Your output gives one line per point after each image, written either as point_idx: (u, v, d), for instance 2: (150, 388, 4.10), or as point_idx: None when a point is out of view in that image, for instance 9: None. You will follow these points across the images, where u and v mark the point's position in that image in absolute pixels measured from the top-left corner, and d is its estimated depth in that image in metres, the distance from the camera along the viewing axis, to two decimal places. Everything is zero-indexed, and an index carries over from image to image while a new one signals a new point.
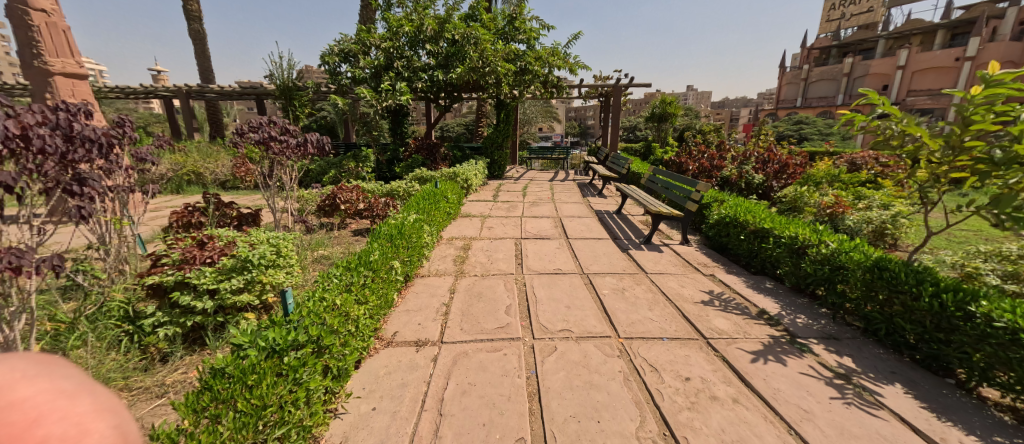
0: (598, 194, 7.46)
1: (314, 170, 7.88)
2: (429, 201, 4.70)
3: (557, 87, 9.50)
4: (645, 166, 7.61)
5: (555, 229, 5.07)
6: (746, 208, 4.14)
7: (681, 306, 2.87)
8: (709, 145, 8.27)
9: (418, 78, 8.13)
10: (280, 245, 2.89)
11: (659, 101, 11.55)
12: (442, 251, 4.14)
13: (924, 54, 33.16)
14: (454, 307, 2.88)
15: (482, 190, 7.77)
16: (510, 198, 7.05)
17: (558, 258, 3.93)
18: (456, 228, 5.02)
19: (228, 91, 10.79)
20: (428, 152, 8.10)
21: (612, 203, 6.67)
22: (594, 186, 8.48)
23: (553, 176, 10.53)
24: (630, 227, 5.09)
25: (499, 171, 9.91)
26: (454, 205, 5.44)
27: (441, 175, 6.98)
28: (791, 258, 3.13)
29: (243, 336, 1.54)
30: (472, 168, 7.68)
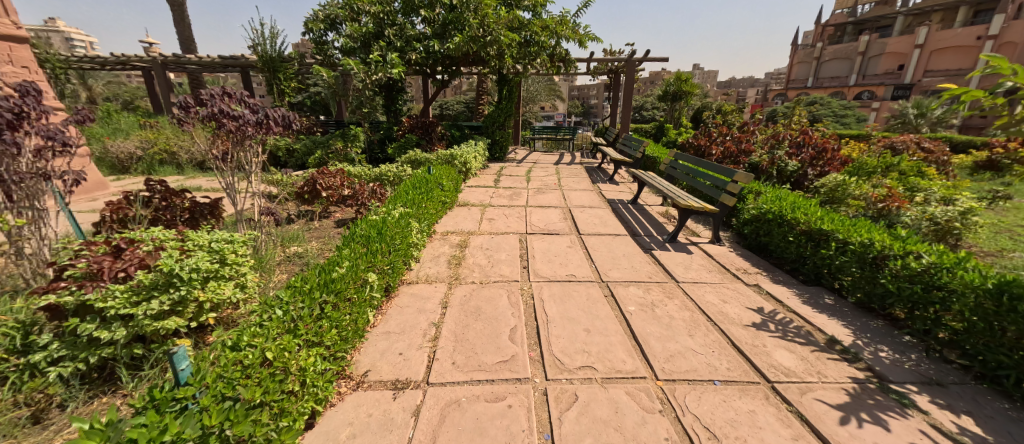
0: (609, 180, 6.81)
1: (300, 150, 7.25)
2: (421, 190, 4.07)
3: (565, 60, 8.68)
4: (662, 149, 6.94)
5: (564, 222, 4.47)
6: (792, 202, 3.51)
7: (730, 332, 2.29)
8: (732, 126, 7.54)
9: (412, 48, 7.34)
10: (226, 250, 2.28)
11: (674, 78, 10.69)
12: (435, 249, 3.54)
13: (947, 32, 31.65)
14: (445, 330, 2.30)
15: (482, 174, 7.13)
16: (512, 185, 6.42)
17: (571, 261, 3.34)
18: (452, 220, 4.42)
19: (208, 63, 9.94)
20: (423, 132, 7.29)
21: (625, 190, 6.04)
22: (604, 171, 7.82)
23: (558, 158, 9.84)
24: (650, 221, 4.48)
25: (500, 153, 9.23)
26: (451, 193, 4.80)
27: (436, 158, 6.31)
28: (862, 270, 2.53)
29: (95, 434, 0.96)
30: (471, 150, 7.01)
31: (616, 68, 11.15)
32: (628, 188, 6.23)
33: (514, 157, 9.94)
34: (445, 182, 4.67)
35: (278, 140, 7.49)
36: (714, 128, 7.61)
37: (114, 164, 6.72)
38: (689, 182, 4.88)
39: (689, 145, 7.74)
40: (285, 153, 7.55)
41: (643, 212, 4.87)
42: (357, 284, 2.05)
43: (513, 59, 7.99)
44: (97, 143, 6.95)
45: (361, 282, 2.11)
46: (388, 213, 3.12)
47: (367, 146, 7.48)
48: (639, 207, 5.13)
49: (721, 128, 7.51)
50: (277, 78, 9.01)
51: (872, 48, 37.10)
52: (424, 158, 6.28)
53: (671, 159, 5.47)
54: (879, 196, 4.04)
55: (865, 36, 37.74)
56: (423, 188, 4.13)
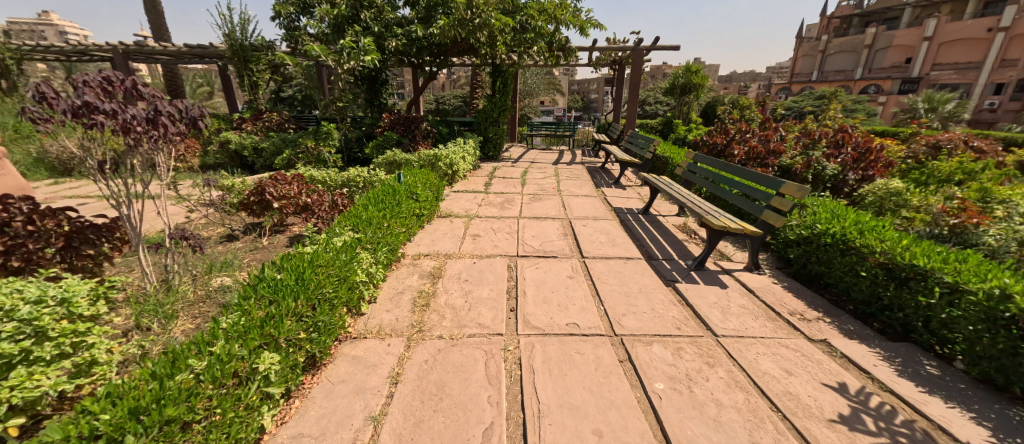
0: (614, 184, 6.04)
1: (269, 150, 6.46)
2: (387, 201, 3.30)
3: (565, 49, 7.85)
4: (674, 148, 6.15)
5: (563, 239, 3.70)
6: (856, 221, 2.74)
7: (811, 436, 1.53)
8: (751, 122, 6.75)
9: (392, 33, 6.51)
10: (49, 319, 1.50)
11: (683, 69, 9.83)
12: (398, 283, 2.77)
13: (958, 24, 30.73)
14: (386, 433, 1.54)
15: (472, 177, 6.35)
16: (505, 189, 5.65)
17: (573, 300, 2.57)
18: (428, 239, 3.65)
19: (174, 52, 9.07)
20: (405, 128, 6.40)
21: (634, 197, 5.27)
22: (608, 172, 7.04)
23: (557, 157, 9.05)
24: (667, 238, 3.72)
25: (494, 151, 8.45)
26: (428, 204, 4.02)
27: (417, 160, 5.53)
28: (992, 333, 1.77)
29: None
30: (458, 150, 6.22)
31: (620, 59, 10.31)
32: (637, 193, 5.46)
33: (510, 155, 9.16)
34: (421, 189, 3.90)
35: (243, 138, 6.69)
36: (731, 125, 6.82)
37: (54, 166, 5.94)
38: (712, 189, 4.11)
39: (703, 144, 6.96)
40: (253, 153, 6.76)
41: (656, 226, 4.10)
42: (227, 384, 1.28)
43: (507, 47, 7.17)
44: (36, 141, 6.16)
45: (241, 377, 1.34)
46: (329, 240, 2.34)
47: (343, 145, 6.68)
48: (652, 219, 4.36)
49: (739, 124, 6.72)
50: (247, 69, 8.17)
51: (880, 40, 36.09)
52: (404, 159, 5.50)
53: (688, 162, 4.67)
54: (949, 208, 3.30)
55: (872, 28, 36.74)
56: (388, 199, 3.35)
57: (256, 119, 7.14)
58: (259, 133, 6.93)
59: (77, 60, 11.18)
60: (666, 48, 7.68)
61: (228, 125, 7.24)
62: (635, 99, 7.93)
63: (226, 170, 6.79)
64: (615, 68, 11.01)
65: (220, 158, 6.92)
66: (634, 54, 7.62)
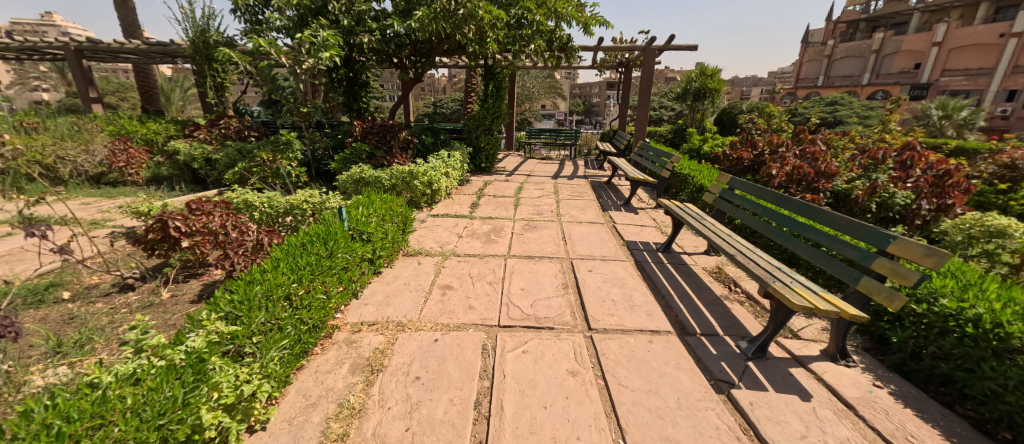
0: (624, 206, 5.12)
1: (222, 162, 5.58)
2: (317, 247, 2.35)
3: (566, 49, 6.97)
4: (694, 165, 5.24)
5: (562, 295, 2.76)
6: (1010, 301, 1.81)
7: None
8: (781, 133, 5.83)
9: (365, 27, 5.62)
10: None
11: (695, 72, 8.97)
12: (312, 386, 1.84)
13: (969, 29, 29.94)
14: None
15: (456, 195, 5.44)
16: (494, 213, 4.74)
17: (576, 428, 1.62)
18: (381, 295, 2.72)
19: (132, 49, 8.20)
20: (380, 138, 5.46)
21: (649, 226, 4.35)
22: (615, 190, 6.12)
23: (557, 168, 8.17)
24: (701, 296, 2.77)
25: (486, 162, 7.56)
26: (386, 242, 3.07)
27: (388, 177, 4.62)
28: None
29: None
30: (441, 164, 5.33)
31: (626, 61, 9.42)
32: (652, 221, 4.53)
33: (504, 166, 8.28)
34: (375, 224, 2.95)
35: (194, 148, 5.81)
36: (758, 137, 5.90)
37: None
38: (745, 219, 3.26)
39: (726, 158, 6.04)
40: (206, 165, 5.88)
41: (683, 274, 3.16)
42: None
43: (499, 44, 6.29)
44: None
45: None
46: (166, 349, 1.37)
47: (309, 156, 5.78)
48: (677, 262, 3.42)
49: (768, 136, 5.79)
50: (211, 68, 7.31)
51: (888, 45, 35.35)
52: (371, 177, 4.59)
53: (719, 188, 3.70)
54: None
55: (880, 33, 35.98)
56: (319, 244, 2.40)
57: (213, 126, 6.26)
58: (214, 142, 6.05)
59: (38, 59, 10.35)
60: (681, 47, 6.78)
61: (181, 132, 6.37)
62: (646, 104, 7.01)
63: (175, 184, 5.92)
64: (620, 71, 10.13)
65: (169, 170, 6.04)
66: (645, 54, 6.71)
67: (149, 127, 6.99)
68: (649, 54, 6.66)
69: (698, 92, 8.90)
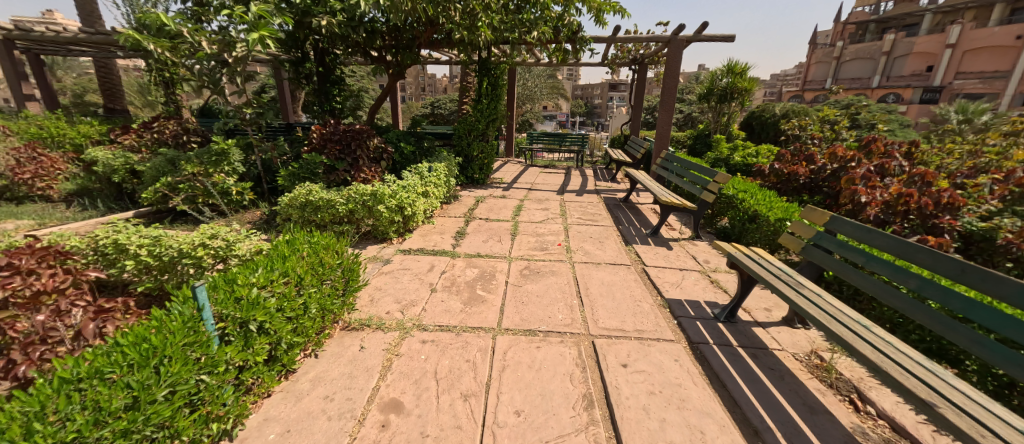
0: (653, 238, 4.00)
1: (147, 174, 4.46)
2: (112, 380, 1.18)
3: (574, 40, 5.86)
4: (742, 186, 4.12)
5: (586, 432, 1.61)
6: None
7: None
8: (842, 143, 4.69)
9: (325, 8, 4.50)
10: None
11: (720, 69, 7.87)
12: None
13: (984, 31, 28.94)
14: None
15: (437, 220, 4.33)
16: (483, 250, 3.62)
17: None
18: (274, 430, 1.58)
19: (70, 38, 7.06)
20: (342, 147, 4.32)
21: (692, 272, 3.23)
22: (635, 212, 5.00)
23: (563, 181, 7.05)
24: (823, 433, 1.63)
25: (479, 173, 6.45)
26: (300, 321, 1.92)
27: (344, 201, 3.50)
28: None
29: None
30: (419, 180, 4.21)
31: (641, 57, 8.32)
32: (695, 263, 3.40)
33: (501, 177, 7.16)
34: (279, 300, 1.78)
35: (115, 156, 4.71)
36: (815, 150, 4.76)
37: None
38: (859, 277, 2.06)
39: (773, 174, 4.91)
40: (132, 178, 4.78)
41: (772, 373, 2.00)
42: None
43: (493, 32, 5.18)
44: None
45: None
46: None
47: (259, 167, 4.69)
48: (754, 343, 2.27)
49: (829, 149, 4.66)
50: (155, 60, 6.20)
51: (900, 46, 34.24)
52: (323, 200, 3.47)
53: (812, 229, 2.43)
54: None
55: (891, 34, 34.95)
56: (121, 368, 1.22)
57: (146, 129, 5.16)
58: (143, 150, 4.94)
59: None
60: (714, 37, 5.65)
61: (108, 136, 5.26)
62: (671, 106, 5.90)
63: (93, 201, 4.80)
64: (634, 69, 9.04)
65: (89, 183, 4.93)
66: (671, 46, 5.60)
67: (78, 129, 5.87)
68: (675, 45, 5.55)
69: (723, 92, 7.79)
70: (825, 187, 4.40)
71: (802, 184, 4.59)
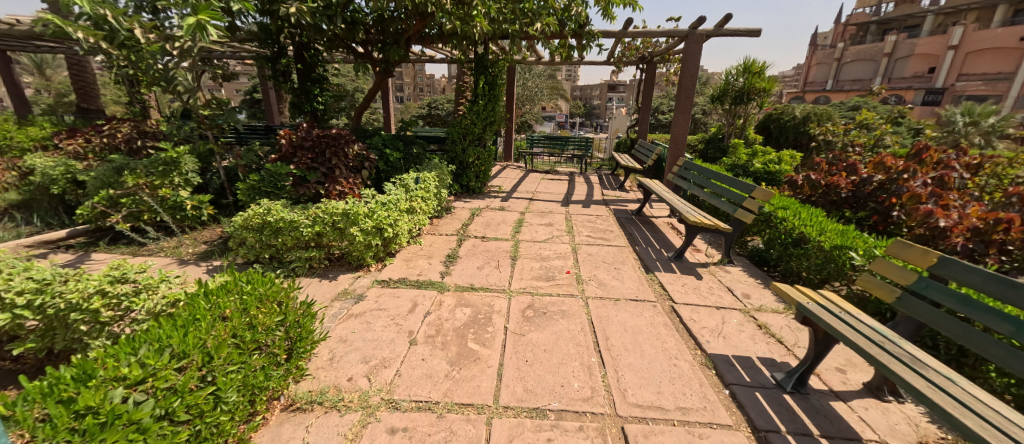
0: (677, 263, 3.42)
1: (89, 185, 3.85)
2: None
3: (581, 34, 5.28)
4: (781, 203, 3.53)
5: None
6: None
7: None
8: (888, 152, 4.13)
9: None
10: None
11: (735, 68, 7.30)
12: None
13: (988, 32, 28.60)
14: None
15: (424, 241, 3.73)
16: (477, 280, 3.02)
17: None
18: None
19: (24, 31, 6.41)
20: (315, 155, 3.72)
21: (732, 311, 2.64)
22: (652, 228, 4.42)
23: (566, 189, 6.47)
24: None
25: (476, 181, 5.85)
26: (206, 422, 1.30)
27: (309, 222, 2.90)
28: None
29: None
30: (404, 194, 3.61)
31: (650, 56, 7.75)
32: (734, 299, 2.81)
33: (500, 184, 6.56)
34: (159, 405, 1.17)
35: (55, 164, 4.09)
36: (856, 159, 4.19)
37: None
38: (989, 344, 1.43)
39: (807, 186, 4.35)
40: (76, 188, 4.18)
41: None
42: None
43: (490, 24, 4.59)
44: None
45: None
46: None
47: (222, 177, 4.09)
48: (841, 431, 1.67)
49: (874, 159, 4.09)
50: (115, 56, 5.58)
51: (902, 48, 33.89)
52: (284, 221, 2.86)
53: (910, 272, 1.84)
54: None
55: (894, 35, 34.58)
56: None
57: (96, 132, 4.55)
58: (90, 157, 4.33)
59: None
60: (737, 31, 5.06)
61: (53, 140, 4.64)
62: (688, 107, 5.32)
63: (30, 216, 4.18)
64: (641, 68, 8.47)
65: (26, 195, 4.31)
66: (688, 41, 5.03)
67: (26, 132, 5.24)
68: (694, 41, 4.98)
69: (738, 93, 7.22)
70: (871, 202, 3.84)
71: (843, 198, 4.02)
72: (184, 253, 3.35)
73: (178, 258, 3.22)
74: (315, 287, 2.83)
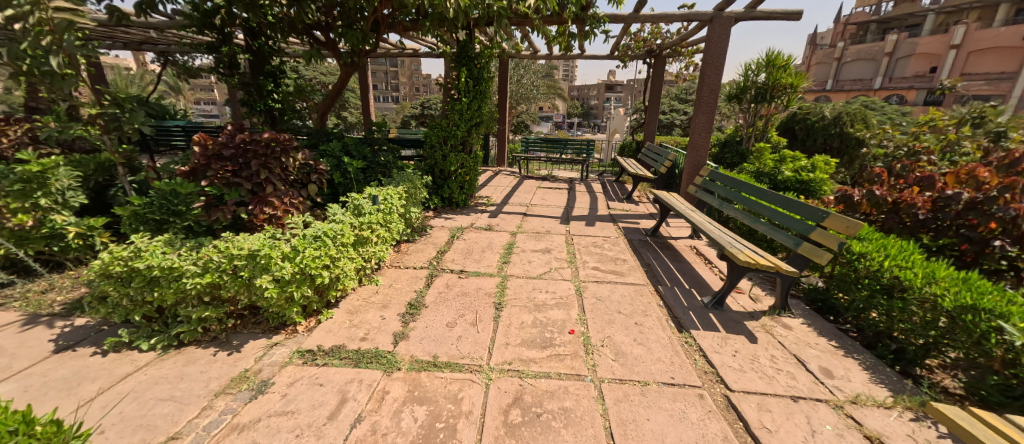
0: (718, 315, 2.53)
1: None
2: None
3: (583, 18, 4.43)
4: (861, 241, 2.59)
5: None
6: None
7: None
8: (973, 161, 3.28)
9: None
10: None
11: (756, 62, 6.47)
12: None
13: (991, 30, 28.04)
14: None
15: (382, 281, 2.83)
16: (444, 348, 2.13)
17: None
18: None
19: None
20: (239, 167, 2.82)
21: (821, 408, 1.76)
22: (675, 256, 3.54)
23: (566, 200, 5.58)
24: None
25: (460, 192, 4.95)
26: None
27: (197, 270, 1.99)
28: None
29: None
30: (354, 220, 2.70)
31: (659, 49, 6.91)
32: (815, 382, 1.93)
33: (488, 195, 5.68)
34: None
35: None
36: (931, 170, 3.34)
37: None
38: None
39: (868, 203, 3.50)
40: None
41: None
42: None
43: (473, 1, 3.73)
44: None
45: None
46: None
47: (126, 194, 3.19)
48: None
49: (955, 170, 3.24)
50: None
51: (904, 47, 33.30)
52: (160, 267, 1.95)
53: None
54: None
55: (895, 34, 34.03)
56: None
57: None
58: None
59: None
60: (774, 13, 4.18)
61: None
62: (711, 106, 4.46)
63: None
64: (648, 63, 7.62)
65: None
66: (712, 25, 4.19)
67: None
68: (720, 24, 4.13)
69: (760, 90, 6.38)
70: (959, 226, 2.99)
71: (918, 220, 3.18)
72: (44, 305, 2.44)
73: (29, 314, 2.31)
74: (202, 367, 1.92)
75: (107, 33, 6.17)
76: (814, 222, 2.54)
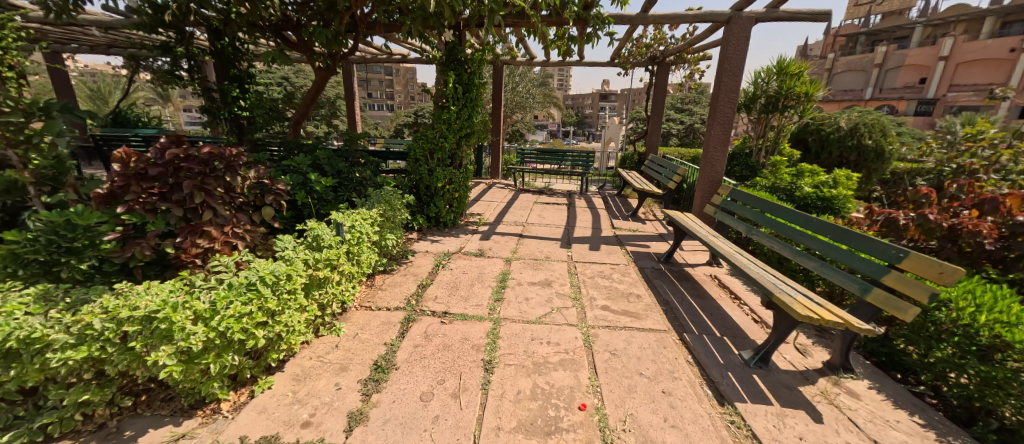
0: (765, 378, 2.01)
1: None
2: None
3: (585, 18, 3.99)
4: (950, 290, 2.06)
5: None
6: None
7: None
8: None
9: None
10: None
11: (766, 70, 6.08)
12: None
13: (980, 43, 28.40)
14: None
15: (344, 332, 2.28)
16: (413, 439, 1.58)
17: None
18: None
19: None
20: (169, 189, 2.29)
21: None
22: (695, 290, 3.03)
23: (566, 218, 5.07)
24: None
25: (447, 211, 4.42)
26: None
27: (68, 341, 1.44)
28: None
29: None
30: (308, 257, 2.16)
31: (662, 55, 6.51)
32: None
33: (480, 212, 5.15)
34: None
35: None
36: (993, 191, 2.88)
37: None
38: None
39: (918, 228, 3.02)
40: None
41: None
42: None
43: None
44: None
45: None
46: None
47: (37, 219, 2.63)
48: None
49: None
50: None
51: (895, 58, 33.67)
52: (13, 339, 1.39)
53: None
54: None
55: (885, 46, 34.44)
56: None
57: None
58: None
59: None
60: (797, 14, 3.76)
61: None
62: (728, 116, 4.00)
63: None
64: (651, 70, 7.22)
65: None
66: (729, 26, 3.75)
67: None
68: (738, 26, 3.70)
69: (771, 99, 5.97)
70: None
71: (984, 250, 2.70)
72: None
73: None
74: None
75: (64, 33, 5.63)
76: (881, 261, 2.04)
